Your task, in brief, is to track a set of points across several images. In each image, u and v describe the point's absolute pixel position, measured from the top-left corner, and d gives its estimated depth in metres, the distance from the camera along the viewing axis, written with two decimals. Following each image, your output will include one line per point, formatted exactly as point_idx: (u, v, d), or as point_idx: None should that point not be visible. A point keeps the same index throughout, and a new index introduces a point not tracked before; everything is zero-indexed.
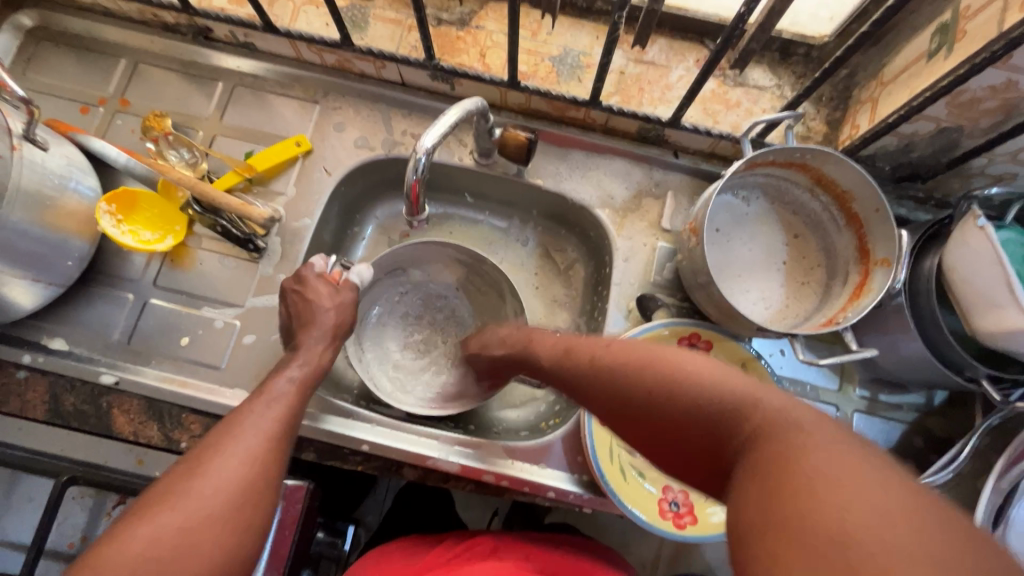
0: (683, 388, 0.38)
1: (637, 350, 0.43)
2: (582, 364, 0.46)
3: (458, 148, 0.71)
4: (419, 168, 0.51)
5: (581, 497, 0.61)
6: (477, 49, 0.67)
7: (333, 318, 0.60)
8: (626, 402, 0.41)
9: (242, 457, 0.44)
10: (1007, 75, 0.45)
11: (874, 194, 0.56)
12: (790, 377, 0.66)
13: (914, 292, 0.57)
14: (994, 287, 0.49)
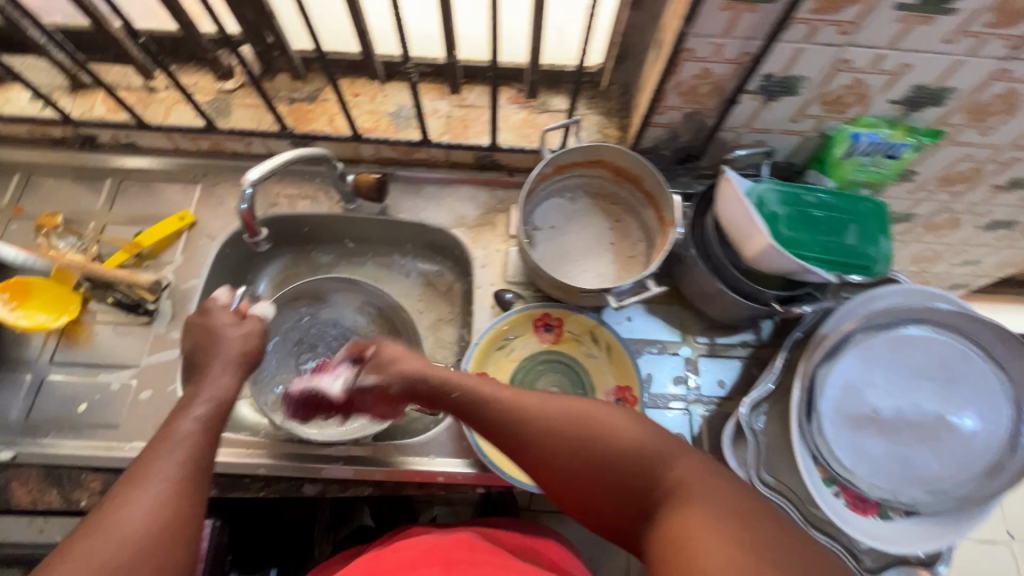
0: (597, 461, 0.47)
1: (562, 409, 0.50)
2: (516, 419, 0.51)
3: (326, 200, 0.81)
4: (244, 197, 0.59)
5: (469, 476, 0.66)
6: (326, 116, 0.78)
7: (236, 347, 0.59)
8: (566, 490, 0.49)
9: (150, 513, 0.43)
10: (698, 65, 0.62)
11: (652, 172, 0.70)
12: (640, 338, 0.75)
13: (705, 243, 0.70)
14: (744, 222, 0.63)
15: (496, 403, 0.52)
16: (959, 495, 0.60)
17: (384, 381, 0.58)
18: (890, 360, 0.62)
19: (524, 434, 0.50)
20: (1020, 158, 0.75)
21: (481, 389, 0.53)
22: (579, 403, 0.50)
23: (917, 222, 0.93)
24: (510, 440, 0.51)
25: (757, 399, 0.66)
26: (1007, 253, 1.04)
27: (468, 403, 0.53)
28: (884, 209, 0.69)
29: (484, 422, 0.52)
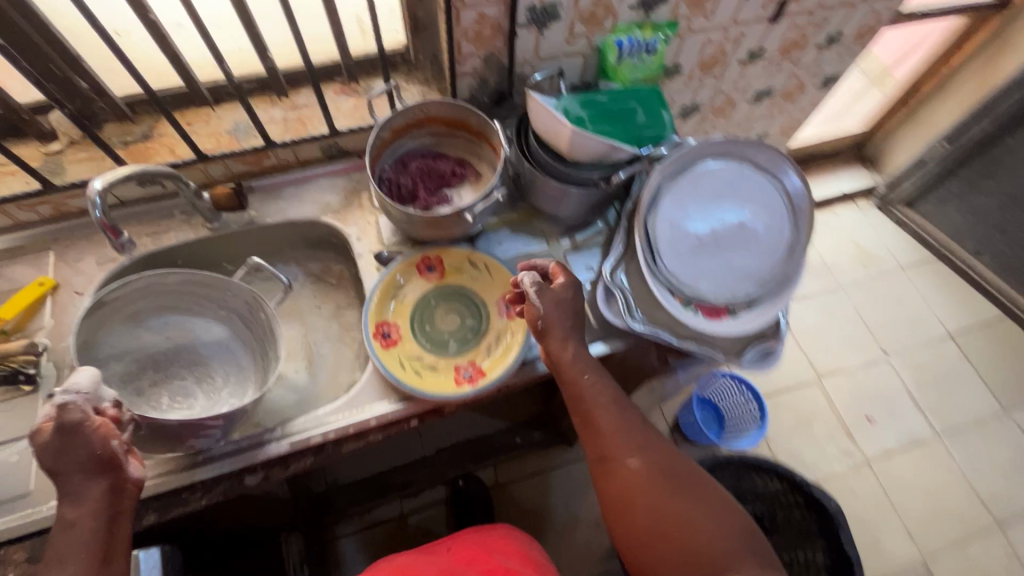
0: (664, 499, 0.65)
1: (633, 435, 0.69)
2: (612, 425, 0.69)
3: (191, 227, 0.84)
4: (93, 206, 0.60)
5: (398, 410, 0.71)
6: (166, 148, 0.82)
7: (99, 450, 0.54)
8: (620, 502, 0.67)
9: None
10: (473, 11, 0.74)
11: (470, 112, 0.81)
12: (514, 253, 0.86)
13: (533, 154, 0.82)
14: (551, 122, 0.75)
15: (605, 399, 0.70)
16: (775, 275, 0.76)
17: (561, 350, 0.69)
18: (692, 193, 0.77)
19: (613, 437, 0.68)
20: (745, 33, 0.97)
21: (592, 386, 0.69)
22: (687, 490, 0.66)
23: (704, 110, 1.15)
24: (602, 433, 0.69)
25: (615, 262, 0.78)
26: (781, 119, 1.30)
27: (614, 406, 0.70)
28: (659, 93, 0.84)
29: (585, 416, 0.70)
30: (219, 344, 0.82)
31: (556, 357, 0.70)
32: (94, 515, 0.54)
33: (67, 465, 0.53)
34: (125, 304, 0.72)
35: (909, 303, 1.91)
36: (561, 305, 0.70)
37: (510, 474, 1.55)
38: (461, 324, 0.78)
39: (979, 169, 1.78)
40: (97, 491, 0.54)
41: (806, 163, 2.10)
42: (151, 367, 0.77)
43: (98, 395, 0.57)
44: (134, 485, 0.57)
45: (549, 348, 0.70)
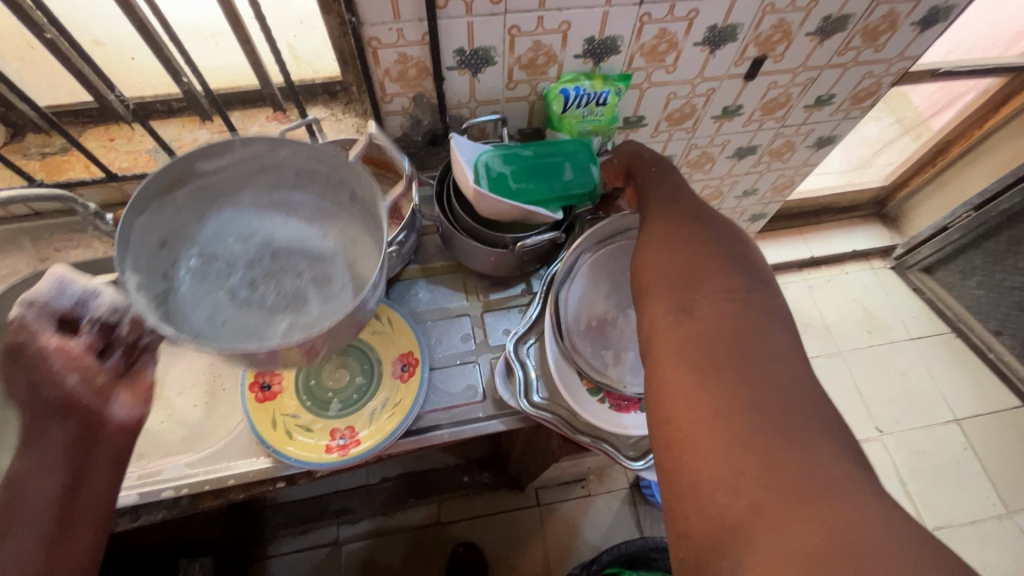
0: (714, 356, 0.47)
1: (734, 260, 0.54)
2: (705, 246, 0.54)
3: (101, 245, 0.82)
4: None
5: (259, 472, 0.66)
6: (81, 163, 0.80)
7: (52, 384, 0.44)
8: (670, 370, 0.48)
9: (27, 553, 0.41)
10: (392, 52, 0.69)
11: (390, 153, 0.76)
12: (429, 306, 0.80)
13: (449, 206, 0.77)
14: (462, 170, 0.69)
15: (670, 229, 0.56)
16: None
17: (663, 173, 0.63)
18: (610, 272, 0.71)
19: (706, 252, 0.54)
20: (716, 88, 0.88)
21: (678, 215, 0.58)
22: (766, 332, 0.48)
23: (678, 162, 1.07)
24: (689, 250, 0.54)
25: (524, 331, 0.72)
26: (770, 176, 1.20)
27: (714, 240, 0.55)
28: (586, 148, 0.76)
29: (679, 233, 0.56)
30: (344, 258, 0.66)
31: (648, 192, 0.62)
32: (60, 463, 0.44)
33: (19, 408, 0.44)
34: (231, 177, 0.63)
35: (915, 379, 1.75)
36: (637, 146, 0.67)
37: (454, 512, 1.48)
38: (349, 382, 0.73)
39: (1006, 243, 1.63)
40: (64, 434, 0.44)
41: (819, 216, 1.96)
42: (256, 267, 0.64)
43: (86, 302, 0.47)
44: (115, 430, 0.47)
45: (637, 179, 0.65)
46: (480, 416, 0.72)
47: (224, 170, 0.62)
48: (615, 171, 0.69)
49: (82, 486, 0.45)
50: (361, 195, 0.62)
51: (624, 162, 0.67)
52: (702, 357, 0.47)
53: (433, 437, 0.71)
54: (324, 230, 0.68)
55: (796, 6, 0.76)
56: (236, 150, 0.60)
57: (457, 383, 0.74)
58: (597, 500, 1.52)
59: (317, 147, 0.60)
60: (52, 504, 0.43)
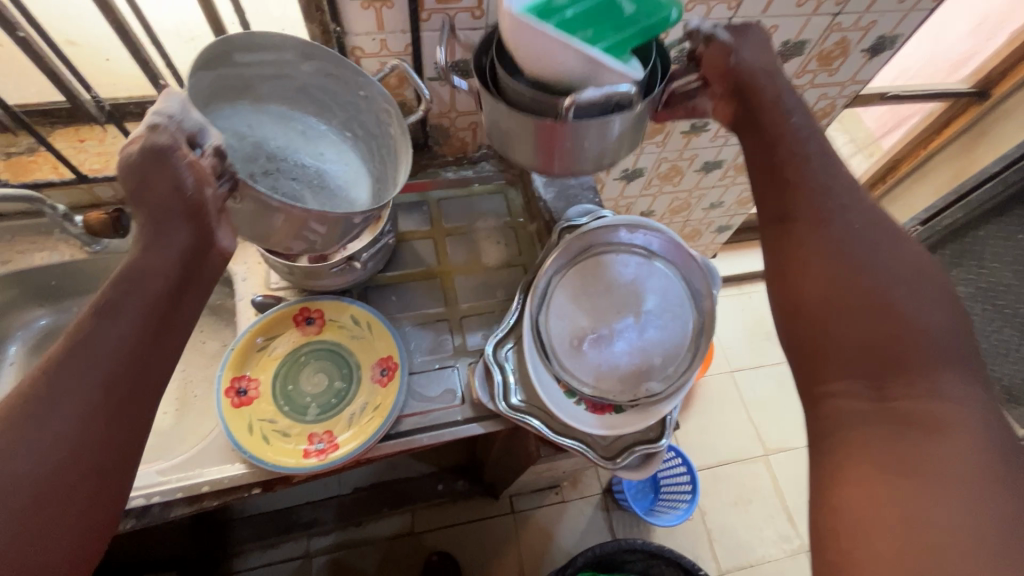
0: (904, 444, 0.39)
1: (926, 299, 0.44)
2: (892, 292, 0.45)
3: (67, 246, 0.80)
4: None
5: (234, 478, 0.66)
6: (49, 164, 0.78)
7: (182, 193, 0.45)
8: (836, 392, 0.44)
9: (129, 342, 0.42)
10: (376, 61, 0.71)
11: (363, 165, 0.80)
12: (406, 312, 0.81)
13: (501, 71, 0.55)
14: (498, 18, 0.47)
15: (839, 257, 0.48)
16: (680, 373, 0.69)
17: (812, 163, 0.53)
18: (587, 286, 0.74)
19: (902, 299, 0.44)
20: None
21: (856, 241, 0.48)
22: (962, 412, 0.39)
23: (648, 175, 1.11)
24: (875, 299, 0.45)
25: (502, 337, 0.74)
26: (734, 190, 1.27)
27: (913, 275, 0.46)
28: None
29: (847, 278, 0.47)
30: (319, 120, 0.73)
31: (786, 170, 0.54)
32: (173, 266, 0.46)
33: (141, 204, 0.45)
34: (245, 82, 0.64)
35: None
36: (754, 56, 0.57)
37: (429, 521, 1.47)
38: (328, 386, 0.73)
39: (950, 256, 1.74)
40: (182, 239, 0.46)
41: None
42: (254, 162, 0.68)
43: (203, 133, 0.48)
44: (216, 255, 0.50)
45: (753, 111, 0.58)
46: (459, 420, 0.73)
47: (255, 69, 0.62)
48: (724, 72, 0.58)
49: (184, 271, 0.47)
50: (366, 121, 0.70)
51: (738, 66, 0.57)
52: (881, 388, 0.42)
53: (411, 441, 0.71)
54: (322, 149, 0.74)
55: None
56: (276, 57, 0.62)
57: (435, 387, 0.75)
58: (570, 506, 1.53)
59: (345, 68, 0.63)
60: (159, 279, 0.45)
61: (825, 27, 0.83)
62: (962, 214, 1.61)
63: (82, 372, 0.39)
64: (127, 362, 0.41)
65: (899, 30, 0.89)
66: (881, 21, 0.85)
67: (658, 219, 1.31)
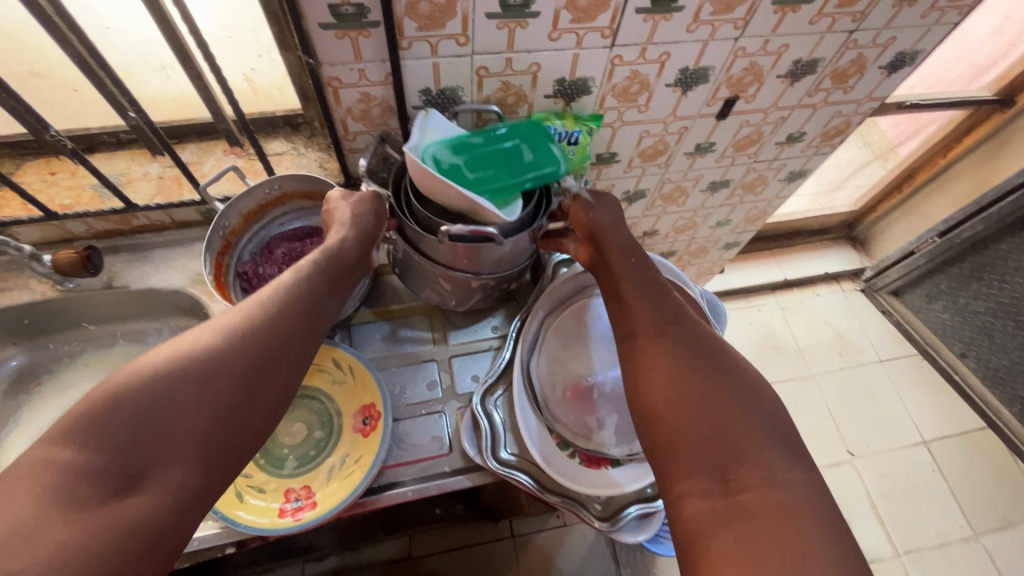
0: (758, 542, 0.41)
1: (750, 399, 0.50)
2: (716, 393, 0.50)
3: (41, 285, 0.77)
4: None
5: (208, 538, 0.62)
6: (18, 200, 0.74)
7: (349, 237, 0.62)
8: (689, 477, 0.46)
9: (266, 333, 0.50)
10: (355, 91, 0.66)
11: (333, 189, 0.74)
12: (394, 355, 0.77)
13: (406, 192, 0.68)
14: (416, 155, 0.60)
15: (672, 360, 0.53)
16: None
17: (658, 288, 0.60)
18: (580, 332, 0.70)
19: (722, 398, 0.50)
20: (689, 126, 0.88)
21: (681, 347, 0.54)
22: (789, 473, 0.45)
23: (652, 196, 1.06)
24: (703, 399, 0.49)
25: (490, 385, 0.69)
26: (742, 208, 1.21)
27: (726, 375, 0.52)
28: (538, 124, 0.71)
29: (682, 383, 0.51)
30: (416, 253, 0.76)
31: (624, 289, 0.60)
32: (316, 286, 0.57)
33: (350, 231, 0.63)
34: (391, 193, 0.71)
35: (884, 401, 1.78)
36: (608, 210, 0.68)
37: (426, 545, 1.44)
38: (307, 437, 0.69)
39: (969, 270, 1.67)
40: (338, 265, 0.61)
41: (792, 238, 1.98)
42: None
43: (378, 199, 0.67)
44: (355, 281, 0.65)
45: (603, 250, 0.65)
46: (446, 471, 0.69)
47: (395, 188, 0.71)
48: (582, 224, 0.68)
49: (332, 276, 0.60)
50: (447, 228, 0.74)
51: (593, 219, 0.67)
52: (722, 468, 0.46)
53: (395, 495, 0.67)
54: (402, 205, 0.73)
55: (766, 50, 0.75)
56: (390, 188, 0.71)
57: (421, 436, 0.71)
58: (572, 530, 1.49)
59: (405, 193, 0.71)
60: (294, 292, 0.55)
61: (840, 45, 0.77)
62: (982, 227, 1.57)
63: (251, 336, 0.49)
64: (266, 349, 0.50)
65: (920, 45, 0.82)
66: (901, 36, 0.79)
67: (663, 238, 1.26)
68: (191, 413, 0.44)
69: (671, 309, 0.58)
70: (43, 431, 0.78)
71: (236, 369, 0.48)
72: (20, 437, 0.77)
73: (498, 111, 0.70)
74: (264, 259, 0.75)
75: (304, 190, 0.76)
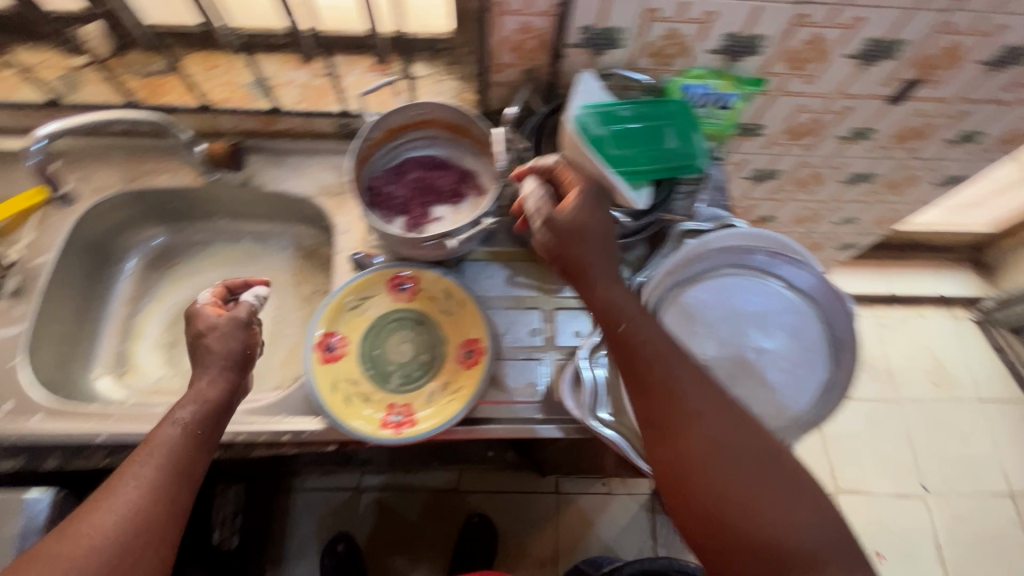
0: None
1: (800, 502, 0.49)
2: (755, 500, 0.49)
3: (187, 173, 0.81)
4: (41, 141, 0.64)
5: (317, 432, 0.67)
6: (182, 88, 0.79)
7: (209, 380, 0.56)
8: None
9: (134, 501, 0.47)
10: (516, 17, 0.64)
11: (474, 119, 0.72)
12: (499, 296, 0.77)
13: (541, 149, 0.69)
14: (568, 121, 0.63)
15: (718, 468, 0.50)
16: (793, 428, 0.62)
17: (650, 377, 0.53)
18: (704, 307, 0.65)
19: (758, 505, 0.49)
20: (853, 107, 0.79)
21: (709, 443, 0.50)
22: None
23: (784, 179, 0.98)
24: (738, 509, 0.49)
25: (597, 344, 0.68)
26: (876, 208, 1.10)
27: (767, 470, 0.50)
28: (690, 110, 0.71)
29: (713, 492, 0.49)
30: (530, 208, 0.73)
31: (644, 372, 0.53)
32: (186, 434, 0.52)
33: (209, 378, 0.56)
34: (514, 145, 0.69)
35: (974, 443, 1.64)
36: (595, 224, 0.58)
37: (474, 482, 1.50)
38: (414, 358, 0.72)
39: None
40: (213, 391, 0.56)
41: (906, 251, 1.82)
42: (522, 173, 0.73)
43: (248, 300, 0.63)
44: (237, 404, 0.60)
45: (585, 291, 0.57)
46: (538, 418, 0.70)
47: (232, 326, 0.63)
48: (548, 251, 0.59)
49: (214, 416, 0.55)
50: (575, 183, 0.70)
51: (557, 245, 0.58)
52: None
53: (487, 430, 0.69)
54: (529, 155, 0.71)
55: (977, 29, 0.66)
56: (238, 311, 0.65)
57: (516, 380, 0.72)
58: (616, 499, 1.50)
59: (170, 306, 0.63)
60: (171, 439, 0.52)
61: None
62: None
63: (121, 517, 0.46)
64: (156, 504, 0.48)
65: None
66: None
67: (777, 226, 1.18)
68: None
69: (663, 398, 0.52)
70: (175, 307, 0.86)
71: (113, 548, 0.45)
72: (157, 309, 0.85)
73: (645, 81, 0.71)
74: (394, 179, 0.76)
75: (448, 123, 0.77)
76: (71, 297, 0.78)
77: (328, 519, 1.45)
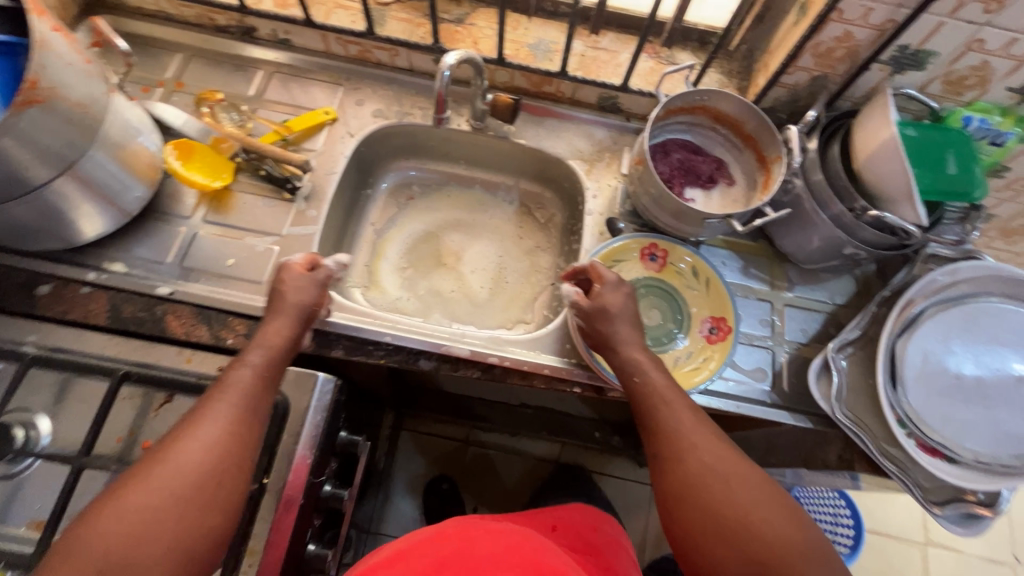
0: None
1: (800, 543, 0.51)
2: (760, 531, 0.52)
3: (455, 117, 0.88)
4: (443, 80, 0.70)
5: (571, 373, 0.73)
6: (471, 39, 0.85)
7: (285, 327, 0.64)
8: None
9: (217, 425, 0.54)
10: (843, 26, 0.67)
11: (755, 114, 0.76)
12: (735, 283, 0.81)
13: (826, 156, 0.73)
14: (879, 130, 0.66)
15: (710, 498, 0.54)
16: None
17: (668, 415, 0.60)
18: (962, 329, 0.69)
19: (772, 535, 0.51)
20: None
21: (726, 477, 0.55)
22: None
23: (994, 224, 0.99)
24: (752, 535, 0.52)
25: (844, 341, 0.72)
26: None
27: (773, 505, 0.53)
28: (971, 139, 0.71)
29: (730, 520, 0.53)
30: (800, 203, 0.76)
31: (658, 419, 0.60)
32: (265, 371, 0.60)
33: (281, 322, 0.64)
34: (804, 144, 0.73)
35: None
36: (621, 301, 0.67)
37: (574, 459, 1.56)
38: (659, 325, 0.77)
39: None
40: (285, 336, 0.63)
41: None
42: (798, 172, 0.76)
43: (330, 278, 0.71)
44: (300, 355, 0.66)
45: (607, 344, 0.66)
46: (770, 402, 0.74)
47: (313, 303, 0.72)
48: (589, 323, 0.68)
49: (278, 358, 0.62)
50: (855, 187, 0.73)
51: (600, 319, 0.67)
52: None
53: (728, 404, 0.72)
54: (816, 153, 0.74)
55: None
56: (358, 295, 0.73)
57: (750, 364, 0.76)
58: None
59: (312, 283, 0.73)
60: (250, 372, 0.59)
61: None
62: None
63: (207, 438, 0.53)
64: (231, 429, 0.54)
65: None
66: None
67: None
68: (175, 506, 0.49)
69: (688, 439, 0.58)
70: (411, 238, 0.93)
71: (201, 462, 0.52)
72: (398, 236, 0.92)
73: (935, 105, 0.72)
74: (658, 157, 0.81)
75: (718, 114, 0.81)
76: (339, 208, 0.86)
77: (434, 462, 1.53)
